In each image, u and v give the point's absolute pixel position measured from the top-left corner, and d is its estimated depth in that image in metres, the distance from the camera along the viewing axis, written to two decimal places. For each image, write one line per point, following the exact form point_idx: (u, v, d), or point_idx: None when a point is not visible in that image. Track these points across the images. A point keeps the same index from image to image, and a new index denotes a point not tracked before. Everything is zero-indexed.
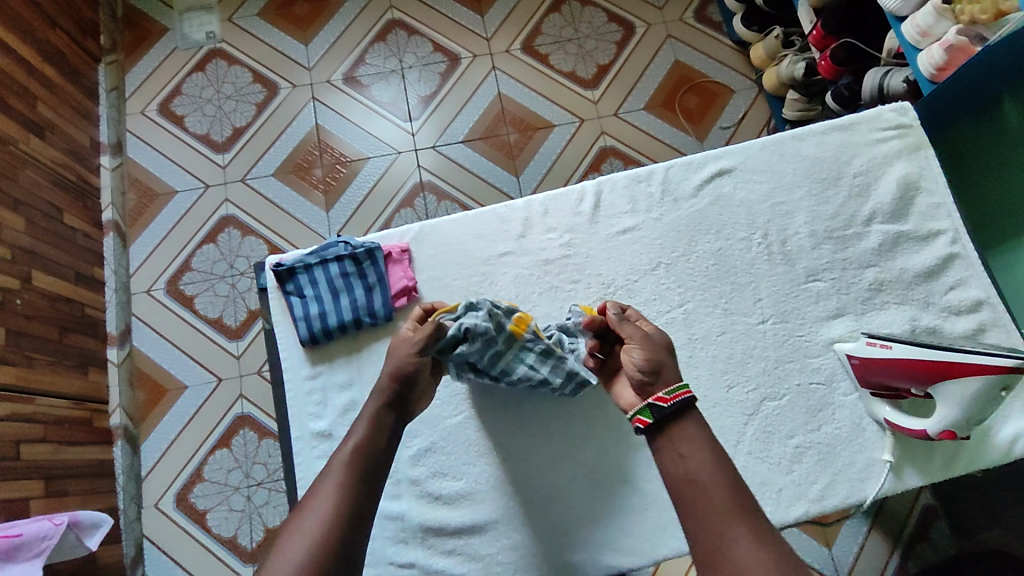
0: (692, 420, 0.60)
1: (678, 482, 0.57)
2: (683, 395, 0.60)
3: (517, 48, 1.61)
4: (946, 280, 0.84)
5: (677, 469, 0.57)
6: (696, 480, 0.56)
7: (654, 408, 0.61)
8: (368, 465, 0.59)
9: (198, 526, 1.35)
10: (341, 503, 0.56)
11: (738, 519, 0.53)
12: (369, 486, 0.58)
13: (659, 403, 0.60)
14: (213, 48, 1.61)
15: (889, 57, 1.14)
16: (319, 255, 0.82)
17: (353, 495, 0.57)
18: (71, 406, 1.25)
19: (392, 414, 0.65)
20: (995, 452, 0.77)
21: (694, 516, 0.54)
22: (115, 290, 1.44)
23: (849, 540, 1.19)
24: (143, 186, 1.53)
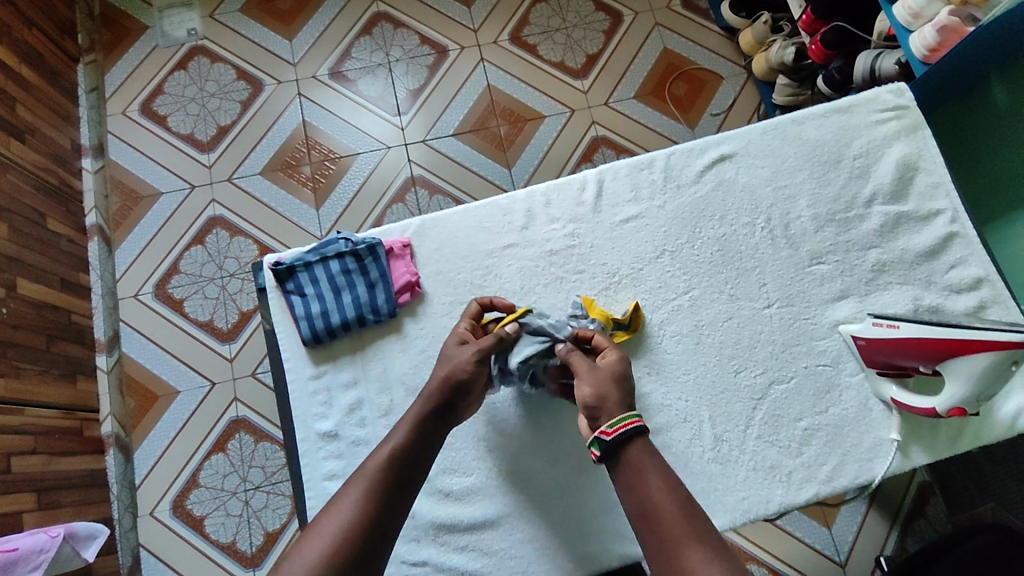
0: (640, 448, 0.64)
1: (637, 513, 0.61)
2: (627, 426, 0.64)
3: (505, 39, 1.59)
4: (947, 259, 0.84)
5: (637, 499, 0.61)
6: (653, 507, 0.60)
7: (599, 442, 0.65)
8: (397, 478, 0.63)
9: (196, 532, 1.33)
10: (364, 513, 0.59)
11: (690, 541, 0.57)
12: (395, 499, 0.62)
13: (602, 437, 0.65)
14: (195, 45, 1.57)
15: (880, 40, 1.15)
16: (319, 252, 0.80)
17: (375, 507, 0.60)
18: (61, 416, 1.22)
19: (433, 423, 0.68)
20: (998, 427, 0.78)
21: (655, 539, 0.58)
22: (102, 296, 1.41)
23: (847, 521, 1.25)
24: (125, 188, 1.49)
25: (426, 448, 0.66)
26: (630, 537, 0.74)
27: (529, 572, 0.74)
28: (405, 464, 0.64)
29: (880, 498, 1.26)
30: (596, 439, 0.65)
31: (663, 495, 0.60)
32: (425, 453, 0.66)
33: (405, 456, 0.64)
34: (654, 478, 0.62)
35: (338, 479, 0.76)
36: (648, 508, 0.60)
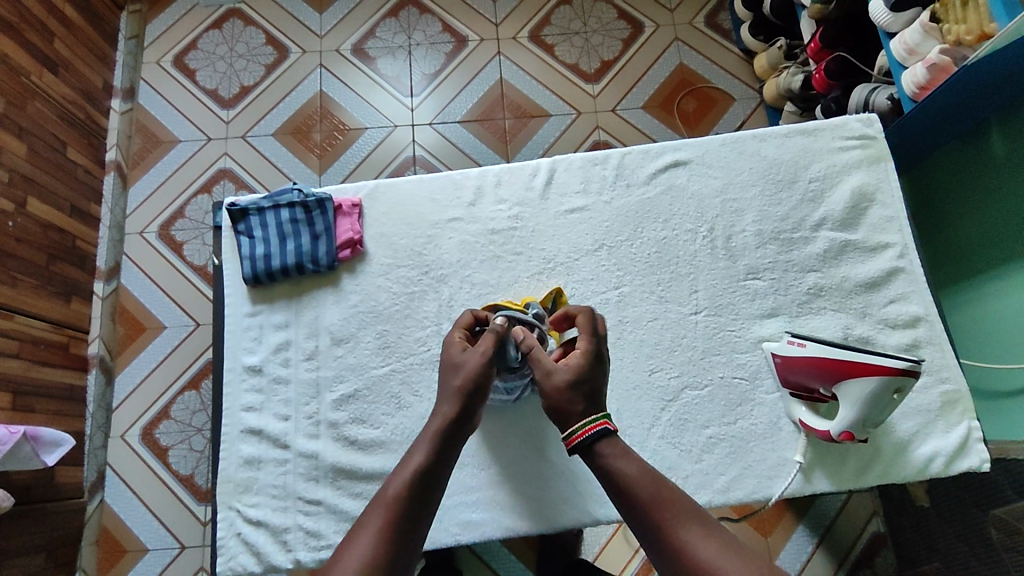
0: (605, 452, 0.64)
1: (627, 510, 0.61)
2: (588, 434, 0.64)
3: (524, 36, 1.63)
4: (888, 293, 0.83)
5: (617, 495, 0.62)
6: (630, 496, 0.60)
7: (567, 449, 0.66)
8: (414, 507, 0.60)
9: (159, 461, 1.40)
10: (382, 546, 0.57)
11: (682, 522, 0.58)
12: (412, 531, 0.59)
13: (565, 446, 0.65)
14: (233, 8, 1.66)
15: (879, 74, 1.13)
16: (272, 200, 0.85)
17: (394, 541, 0.58)
18: (50, 329, 1.31)
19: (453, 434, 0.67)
20: (910, 467, 0.77)
21: (649, 531, 0.59)
22: (109, 228, 1.50)
23: (793, 555, 1.25)
24: (148, 132, 1.59)
25: (441, 475, 0.64)
26: (525, 510, 0.77)
27: None
28: (420, 491, 0.62)
29: (830, 539, 1.25)
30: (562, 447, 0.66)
31: (639, 484, 0.61)
32: (438, 480, 0.64)
33: (421, 483, 0.62)
34: (626, 466, 0.62)
35: (254, 411, 0.80)
36: (630, 500, 0.61)
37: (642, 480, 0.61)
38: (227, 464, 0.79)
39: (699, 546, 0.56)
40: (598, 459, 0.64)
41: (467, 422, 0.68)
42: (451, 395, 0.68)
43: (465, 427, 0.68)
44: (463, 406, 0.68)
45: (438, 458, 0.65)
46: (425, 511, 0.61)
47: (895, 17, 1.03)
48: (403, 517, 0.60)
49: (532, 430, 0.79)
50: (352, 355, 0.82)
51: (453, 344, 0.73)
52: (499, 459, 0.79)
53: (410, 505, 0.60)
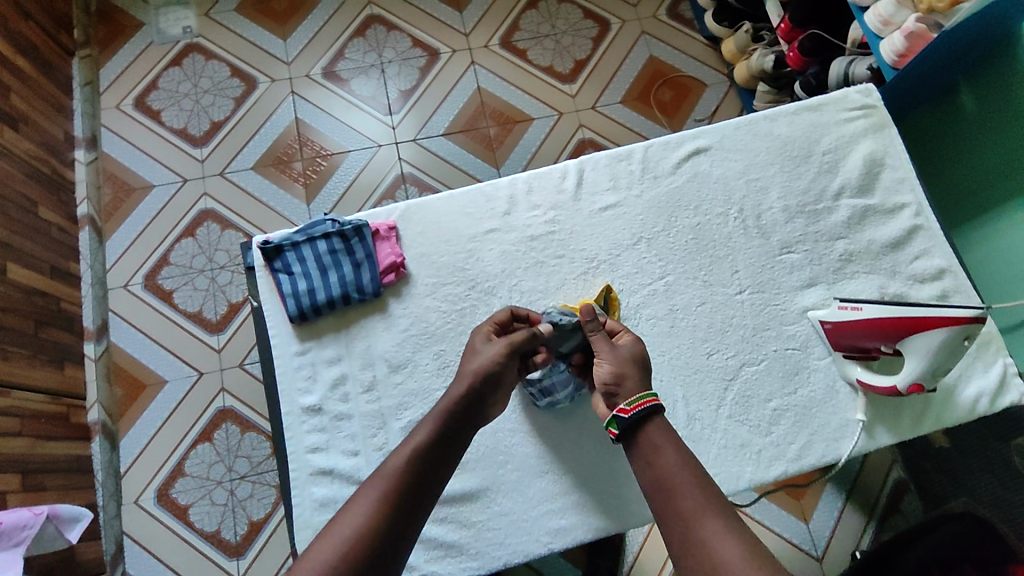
0: (659, 428, 0.64)
1: (654, 490, 0.60)
2: (644, 405, 0.64)
3: (495, 43, 1.63)
4: (911, 251, 0.88)
5: (651, 480, 0.61)
6: (666, 478, 0.60)
7: (617, 420, 0.64)
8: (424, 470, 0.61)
9: (180, 521, 1.33)
10: (376, 524, 0.56)
11: (707, 514, 0.56)
12: (407, 516, 0.58)
13: (620, 415, 0.64)
14: (191, 42, 1.60)
15: (854, 47, 1.19)
16: (306, 233, 0.83)
17: (388, 522, 0.57)
18: (47, 401, 1.22)
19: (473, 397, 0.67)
20: (960, 409, 0.82)
21: (674, 518, 0.58)
22: (92, 285, 1.42)
23: (825, 515, 1.29)
24: (118, 181, 1.51)
25: (443, 461, 0.63)
26: (608, 510, 0.77)
27: (507, 543, 0.76)
28: (424, 473, 0.61)
29: (856, 494, 1.30)
30: (614, 417, 0.65)
31: (678, 471, 0.60)
32: (439, 465, 0.62)
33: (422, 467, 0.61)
34: (669, 454, 0.62)
35: (321, 452, 0.78)
36: (663, 483, 0.60)
37: (680, 468, 0.60)
38: (301, 510, 0.76)
39: (723, 543, 0.54)
40: (641, 437, 0.64)
41: (476, 406, 0.66)
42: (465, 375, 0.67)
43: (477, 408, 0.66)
44: (474, 388, 0.67)
45: (441, 444, 0.63)
46: (424, 498, 0.60)
47: None
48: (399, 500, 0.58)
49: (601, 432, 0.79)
50: (412, 380, 0.80)
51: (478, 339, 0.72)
52: (584, 456, 0.79)
53: (408, 487, 0.59)
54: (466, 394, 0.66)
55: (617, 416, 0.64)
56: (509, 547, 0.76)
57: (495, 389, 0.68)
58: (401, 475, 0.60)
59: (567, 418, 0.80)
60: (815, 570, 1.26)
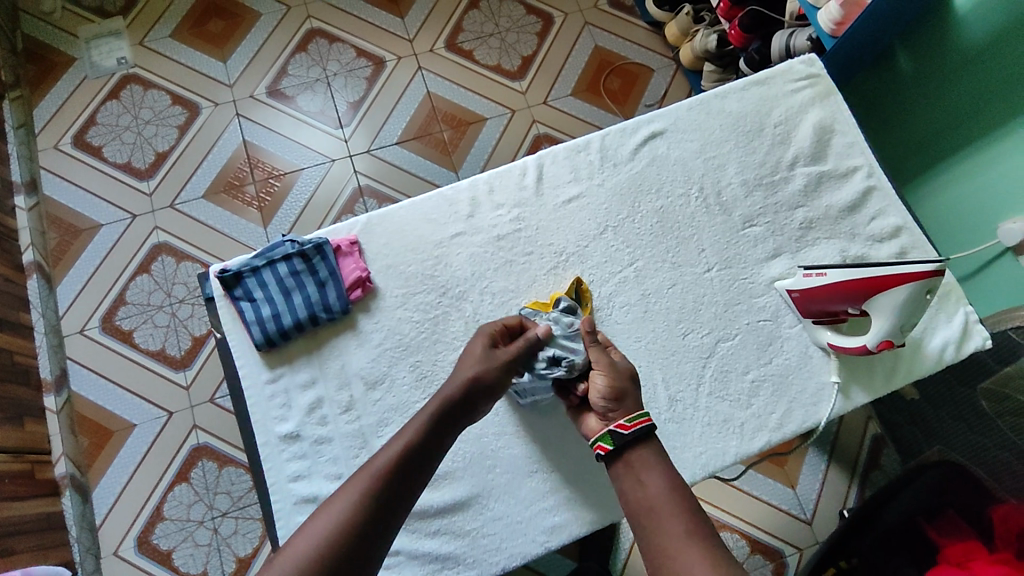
0: (651, 451, 0.63)
1: (639, 512, 0.59)
2: (643, 424, 0.63)
3: (441, 47, 1.62)
4: (867, 212, 0.89)
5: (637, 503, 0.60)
6: (652, 500, 0.59)
7: (614, 435, 0.64)
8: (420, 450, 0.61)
9: (164, 567, 1.29)
10: (341, 535, 0.54)
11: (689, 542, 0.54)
12: (377, 526, 0.56)
13: (619, 430, 0.64)
14: (127, 73, 1.55)
15: (792, 19, 1.22)
16: (265, 257, 0.80)
17: (356, 531, 0.54)
18: (10, 460, 1.16)
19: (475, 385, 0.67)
20: (928, 361, 0.84)
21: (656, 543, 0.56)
22: (46, 334, 1.36)
23: (810, 479, 1.31)
24: (63, 223, 1.45)
25: (420, 468, 0.60)
26: (599, 502, 0.77)
27: (503, 548, 0.75)
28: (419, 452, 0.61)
29: (837, 455, 1.33)
30: (610, 433, 0.64)
31: (663, 492, 0.59)
32: (415, 473, 0.60)
33: (400, 475, 0.59)
34: (655, 477, 0.60)
35: (304, 479, 0.76)
36: (648, 505, 0.58)
37: (665, 491, 0.59)
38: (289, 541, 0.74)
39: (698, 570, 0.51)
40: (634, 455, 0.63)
41: (465, 411, 0.66)
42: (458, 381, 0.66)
43: (466, 410, 0.66)
44: (465, 392, 0.65)
45: (418, 452, 0.61)
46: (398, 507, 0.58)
47: None
48: (369, 511, 0.56)
49: None
50: (391, 395, 0.78)
51: (477, 340, 0.72)
52: (572, 451, 0.78)
53: (383, 495, 0.57)
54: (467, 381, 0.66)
55: (615, 432, 0.63)
56: (506, 552, 0.75)
57: (488, 397, 0.68)
58: (375, 484, 0.57)
59: (550, 416, 0.79)
60: (805, 534, 1.28)
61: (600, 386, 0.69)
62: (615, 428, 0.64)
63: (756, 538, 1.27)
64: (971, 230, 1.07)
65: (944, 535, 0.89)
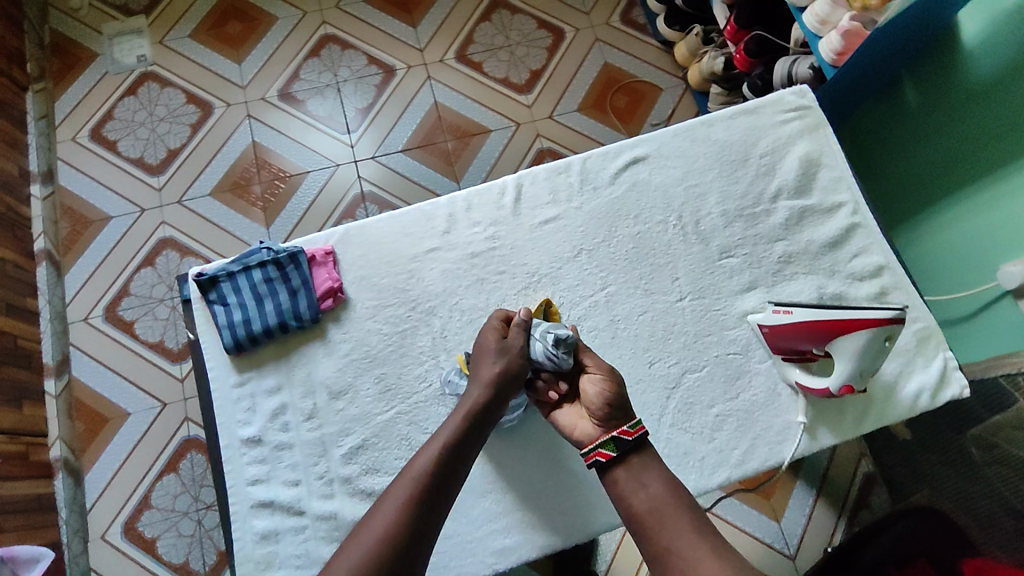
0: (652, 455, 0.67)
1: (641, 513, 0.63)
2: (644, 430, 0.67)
3: (451, 57, 1.63)
4: (849, 249, 0.88)
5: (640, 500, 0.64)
6: (652, 506, 0.63)
7: (617, 442, 0.67)
8: (454, 454, 0.65)
9: (147, 555, 1.32)
10: (389, 538, 0.58)
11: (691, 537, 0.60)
12: (422, 528, 0.60)
13: (622, 438, 0.67)
14: (145, 71, 1.59)
15: (797, 47, 1.20)
16: (242, 263, 0.82)
17: (403, 533, 0.59)
18: (5, 441, 1.20)
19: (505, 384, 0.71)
20: (901, 406, 0.82)
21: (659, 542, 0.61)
22: (50, 320, 1.40)
23: (797, 513, 1.28)
24: (76, 213, 1.50)
25: (457, 469, 0.65)
26: (549, 526, 0.77)
27: (451, 566, 0.76)
28: (452, 456, 0.65)
29: (827, 490, 1.29)
30: (614, 439, 0.67)
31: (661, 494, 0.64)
32: (451, 474, 0.64)
33: (436, 478, 0.63)
34: (655, 477, 0.65)
35: (261, 484, 0.77)
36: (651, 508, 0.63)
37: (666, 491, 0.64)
38: (242, 544, 0.76)
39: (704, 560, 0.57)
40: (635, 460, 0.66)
41: (492, 413, 0.70)
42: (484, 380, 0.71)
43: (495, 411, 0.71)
44: (495, 390, 0.70)
45: (453, 456, 0.65)
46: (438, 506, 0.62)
47: None
48: (412, 515, 0.60)
49: (547, 447, 0.79)
50: (354, 406, 0.80)
51: (489, 333, 0.75)
52: (526, 473, 0.78)
53: (427, 490, 0.62)
54: (495, 383, 0.71)
55: (619, 439, 0.67)
56: (453, 570, 0.76)
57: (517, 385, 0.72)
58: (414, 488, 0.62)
59: (510, 437, 0.79)
60: (788, 569, 1.25)
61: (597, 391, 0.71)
62: (619, 435, 0.67)
63: None
64: (970, 271, 1.04)
65: None
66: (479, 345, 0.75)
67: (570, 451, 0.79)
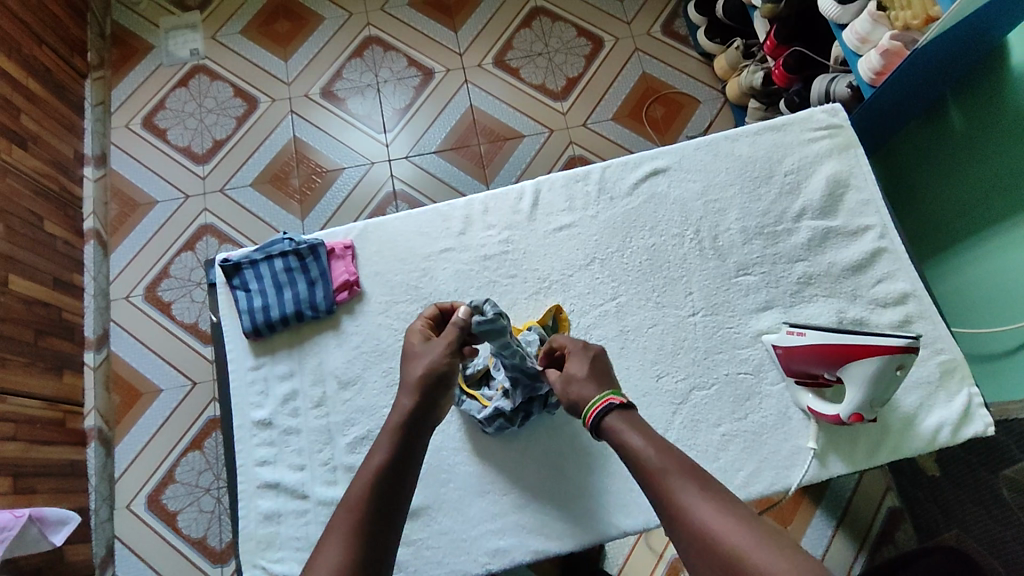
0: (622, 418, 0.63)
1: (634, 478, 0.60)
2: (603, 408, 0.64)
3: (489, 62, 1.65)
4: (874, 274, 0.85)
5: (631, 469, 0.60)
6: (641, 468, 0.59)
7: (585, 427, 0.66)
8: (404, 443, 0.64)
9: (169, 526, 1.38)
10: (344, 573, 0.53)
11: (683, 487, 0.56)
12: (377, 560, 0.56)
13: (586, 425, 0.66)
14: (197, 64, 1.67)
15: (836, 64, 1.17)
16: (264, 252, 0.85)
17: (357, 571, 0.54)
18: (43, 407, 1.27)
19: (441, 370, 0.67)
20: (919, 440, 0.79)
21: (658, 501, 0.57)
22: (94, 296, 1.48)
23: (813, 542, 1.22)
24: (124, 196, 1.58)
25: (401, 487, 0.61)
26: (545, 534, 0.77)
27: (444, 562, 0.77)
28: (406, 444, 0.64)
29: (847, 521, 1.23)
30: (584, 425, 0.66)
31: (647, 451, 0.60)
32: (391, 502, 0.60)
33: (376, 498, 0.59)
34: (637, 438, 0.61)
35: (268, 466, 0.80)
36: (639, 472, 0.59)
37: (648, 446, 0.60)
38: (247, 522, 0.78)
39: (699, 509, 0.53)
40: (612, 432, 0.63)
41: (423, 422, 0.66)
42: (410, 388, 0.67)
43: (420, 427, 0.66)
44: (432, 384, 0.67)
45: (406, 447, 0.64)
46: (389, 537, 0.58)
47: (844, 9, 1.06)
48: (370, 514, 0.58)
49: (548, 455, 0.79)
50: (360, 397, 0.82)
51: (413, 335, 0.72)
52: (526, 478, 0.79)
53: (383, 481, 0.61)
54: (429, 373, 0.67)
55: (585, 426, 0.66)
56: (447, 566, 0.77)
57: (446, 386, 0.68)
58: (354, 517, 0.58)
59: (511, 441, 0.80)
60: None
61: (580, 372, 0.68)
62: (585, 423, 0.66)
63: None
64: (1003, 306, 0.99)
65: None
66: (405, 351, 0.71)
67: (570, 461, 0.79)
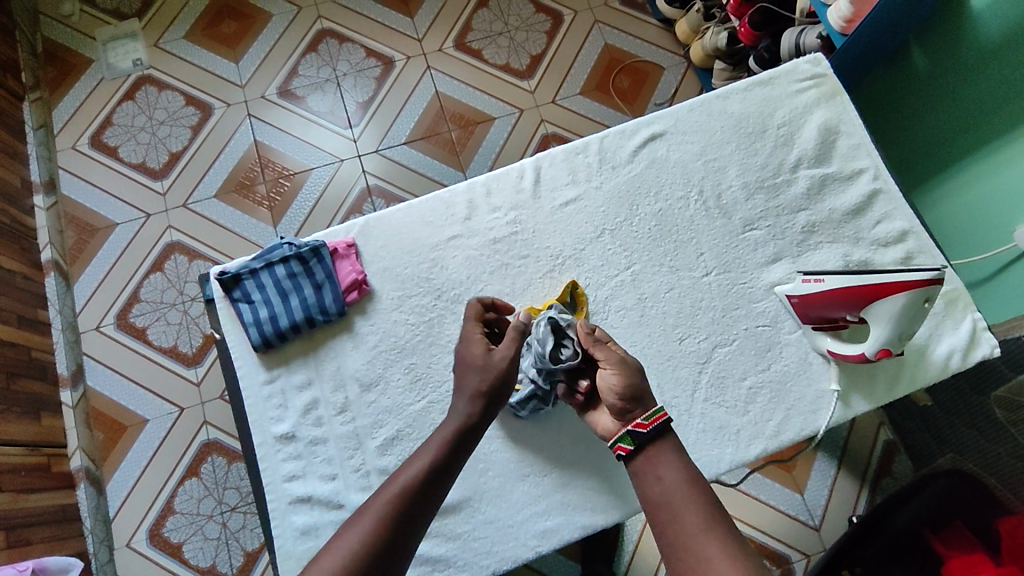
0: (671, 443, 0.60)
1: (657, 503, 0.57)
2: (661, 419, 0.60)
3: (450, 46, 1.61)
4: (873, 215, 0.87)
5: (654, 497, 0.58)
6: (668, 502, 0.56)
7: (632, 436, 0.60)
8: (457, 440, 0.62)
9: (175, 559, 1.32)
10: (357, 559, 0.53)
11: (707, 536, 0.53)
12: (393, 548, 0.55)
13: (638, 430, 0.60)
14: (142, 74, 1.57)
15: (803, 17, 1.20)
16: (263, 259, 0.81)
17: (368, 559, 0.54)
18: (26, 453, 1.19)
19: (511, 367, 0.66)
20: (932, 369, 0.82)
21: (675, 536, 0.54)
22: (63, 330, 1.39)
23: (819, 483, 1.24)
24: (81, 222, 1.48)
25: (438, 484, 0.60)
26: (588, 507, 0.77)
27: (494, 551, 0.76)
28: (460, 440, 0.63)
29: (847, 460, 1.25)
30: (628, 433, 0.60)
31: (679, 484, 0.57)
32: (424, 504, 0.58)
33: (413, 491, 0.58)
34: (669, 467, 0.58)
35: (298, 480, 0.77)
36: (668, 498, 0.56)
37: (685, 485, 0.57)
38: (283, 540, 0.76)
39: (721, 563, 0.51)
40: (650, 451, 0.60)
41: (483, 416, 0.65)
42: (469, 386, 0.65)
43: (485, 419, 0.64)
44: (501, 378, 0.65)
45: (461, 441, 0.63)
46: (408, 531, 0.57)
47: None
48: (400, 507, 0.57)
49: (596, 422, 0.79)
50: (386, 397, 0.79)
51: (472, 343, 0.69)
52: (564, 454, 0.78)
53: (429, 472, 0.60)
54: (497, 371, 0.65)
55: (634, 432, 0.60)
56: (496, 555, 0.76)
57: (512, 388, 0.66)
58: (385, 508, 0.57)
59: (545, 421, 0.79)
60: (812, 539, 1.22)
61: (613, 385, 0.64)
62: (633, 427, 0.60)
63: (762, 544, 1.21)
64: (982, 233, 1.03)
65: (949, 547, 0.88)
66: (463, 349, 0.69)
67: None
